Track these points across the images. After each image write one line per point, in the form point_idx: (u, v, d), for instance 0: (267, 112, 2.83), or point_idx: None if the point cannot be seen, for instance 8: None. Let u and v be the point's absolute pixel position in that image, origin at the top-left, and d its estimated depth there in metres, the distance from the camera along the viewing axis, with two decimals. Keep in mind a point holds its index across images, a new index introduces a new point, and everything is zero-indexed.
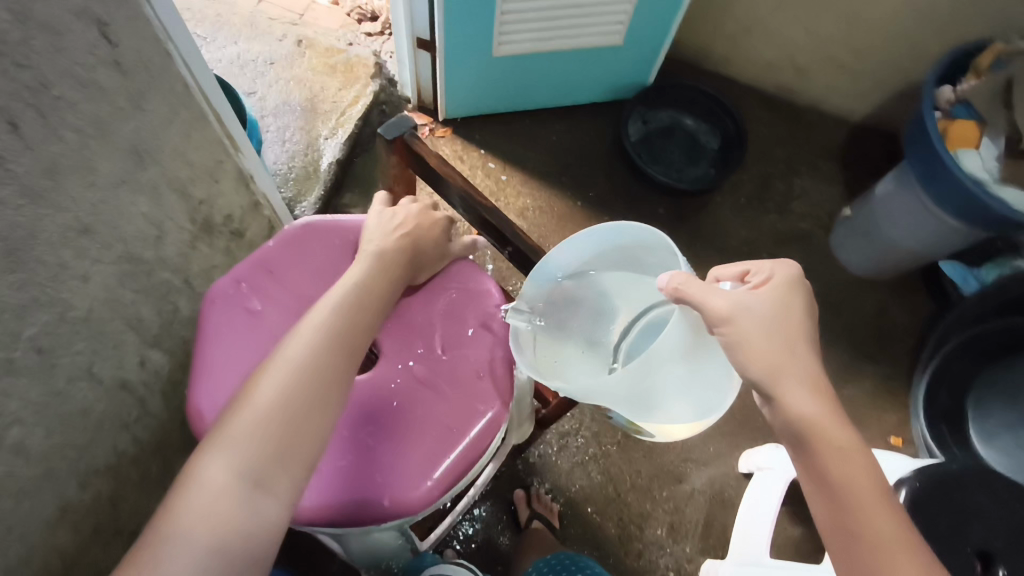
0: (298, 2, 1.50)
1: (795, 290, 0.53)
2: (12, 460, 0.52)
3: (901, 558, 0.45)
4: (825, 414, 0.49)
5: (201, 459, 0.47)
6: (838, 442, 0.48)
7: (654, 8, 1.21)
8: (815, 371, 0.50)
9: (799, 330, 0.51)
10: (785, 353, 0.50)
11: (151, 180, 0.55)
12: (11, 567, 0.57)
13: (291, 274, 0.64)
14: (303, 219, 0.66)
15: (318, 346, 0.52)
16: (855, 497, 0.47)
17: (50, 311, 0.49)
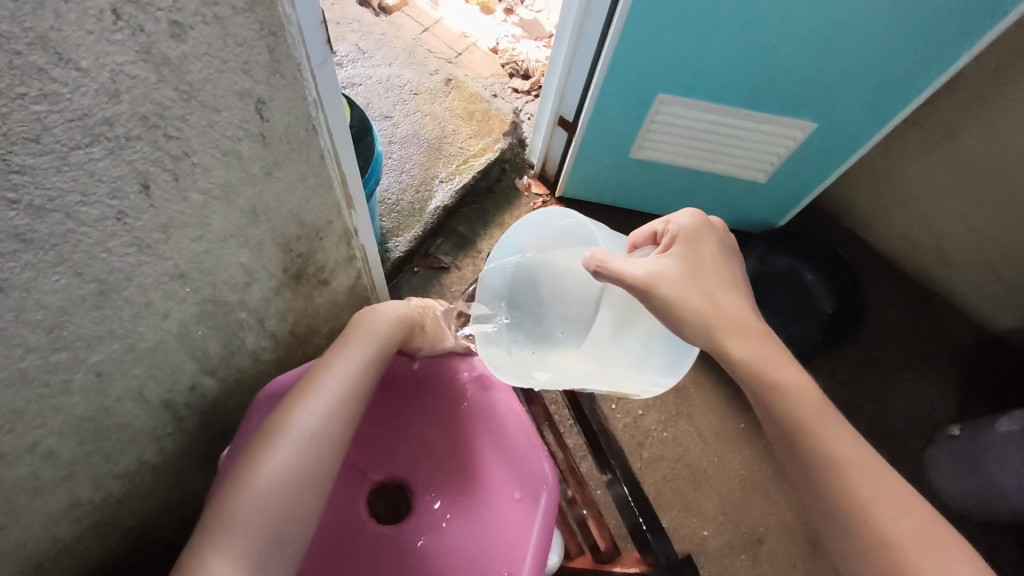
0: (459, 41, 1.54)
1: (700, 234, 0.62)
2: (39, 465, 0.52)
3: (854, 474, 0.51)
4: (760, 349, 0.56)
5: (206, 551, 0.51)
6: (777, 376, 0.55)
7: (806, 161, 1.16)
8: (736, 314, 0.58)
9: (713, 281, 0.59)
10: (712, 310, 0.57)
11: (259, 235, 0.56)
12: (6, 553, 0.57)
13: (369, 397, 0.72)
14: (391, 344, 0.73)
15: (322, 420, 0.57)
16: (802, 421, 0.53)
17: (121, 342, 0.50)
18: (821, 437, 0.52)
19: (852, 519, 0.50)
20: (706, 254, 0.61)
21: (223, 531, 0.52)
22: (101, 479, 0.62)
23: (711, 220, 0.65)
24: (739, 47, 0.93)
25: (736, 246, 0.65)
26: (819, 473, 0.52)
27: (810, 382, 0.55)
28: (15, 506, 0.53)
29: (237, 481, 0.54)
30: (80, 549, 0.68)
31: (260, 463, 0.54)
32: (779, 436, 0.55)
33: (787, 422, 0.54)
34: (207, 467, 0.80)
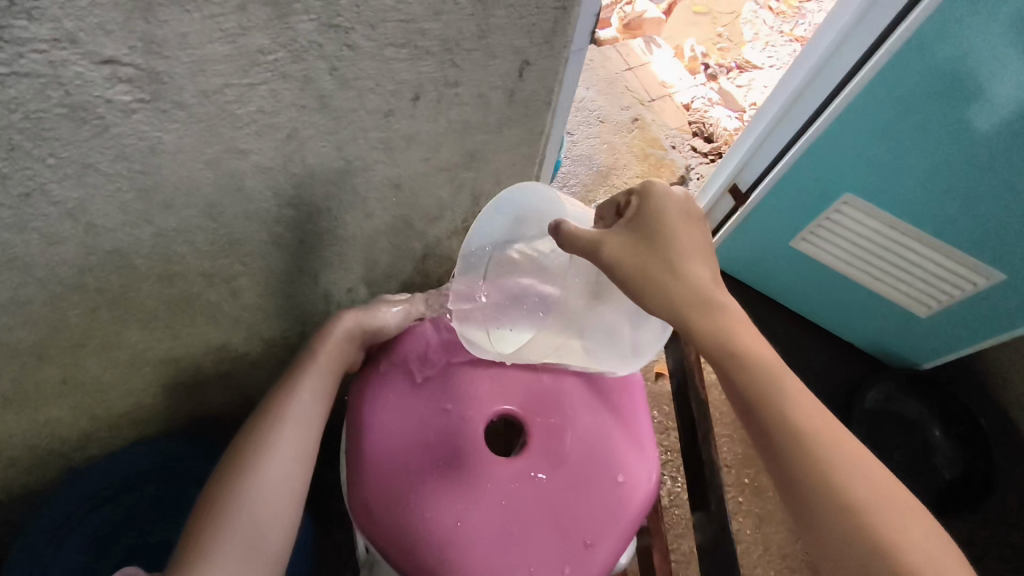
0: (657, 88, 1.60)
1: (661, 196, 0.52)
2: (227, 297, 0.60)
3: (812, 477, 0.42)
4: (727, 320, 0.47)
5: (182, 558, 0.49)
6: (751, 355, 0.46)
7: (979, 315, 1.08)
8: (703, 283, 0.48)
9: (672, 247, 0.49)
10: (670, 278, 0.48)
11: (463, 178, 0.62)
12: (166, 360, 0.66)
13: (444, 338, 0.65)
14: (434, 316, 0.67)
15: (303, 405, 0.59)
16: (766, 420, 0.45)
17: (329, 223, 0.57)
18: (803, 434, 0.43)
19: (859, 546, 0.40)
20: (665, 219, 0.51)
21: (215, 535, 0.50)
22: (253, 335, 0.70)
23: (672, 188, 0.53)
24: (948, 172, 0.92)
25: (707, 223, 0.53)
26: (812, 483, 0.42)
27: (775, 358, 0.47)
28: (194, 324, 0.62)
29: (218, 488, 0.53)
30: (208, 389, 0.77)
31: (237, 466, 0.54)
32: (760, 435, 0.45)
33: (773, 420, 0.44)
34: None
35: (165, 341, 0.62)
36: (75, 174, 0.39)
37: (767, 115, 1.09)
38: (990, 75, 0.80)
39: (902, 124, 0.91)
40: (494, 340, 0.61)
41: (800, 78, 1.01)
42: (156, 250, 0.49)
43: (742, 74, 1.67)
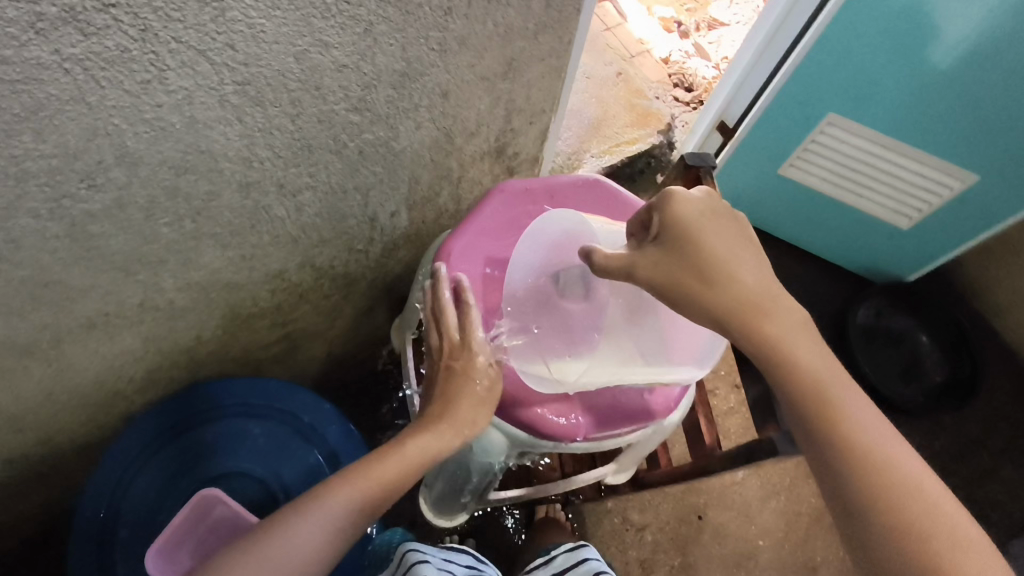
0: (636, 46, 1.66)
1: (683, 209, 0.54)
2: (290, 212, 0.64)
3: (835, 448, 0.45)
4: (776, 322, 0.50)
5: None
6: (793, 345, 0.48)
7: (957, 219, 1.17)
8: (745, 284, 0.51)
9: (703, 257, 0.52)
10: (704, 288, 0.51)
11: (501, 91, 0.67)
12: (231, 284, 0.70)
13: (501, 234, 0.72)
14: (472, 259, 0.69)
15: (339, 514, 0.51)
16: (807, 392, 0.47)
17: (386, 131, 0.61)
18: (845, 415, 0.46)
19: (893, 524, 0.42)
20: (688, 227, 0.54)
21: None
22: (305, 262, 0.75)
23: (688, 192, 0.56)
24: (924, 87, 0.99)
25: (733, 219, 0.56)
26: (848, 466, 0.44)
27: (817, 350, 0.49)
28: (258, 243, 0.66)
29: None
30: (260, 325, 0.81)
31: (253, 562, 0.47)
32: (797, 416, 0.47)
33: (812, 406, 0.46)
34: (359, 304, 0.93)
35: (233, 262, 0.66)
36: (188, 62, 0.43)
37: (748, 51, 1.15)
38: (950, 12, 0.89)
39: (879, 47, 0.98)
40: (552, 369, 0.64)
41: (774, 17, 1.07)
42: (239, 153, 0.53)
43: (712, 32, 1.75)
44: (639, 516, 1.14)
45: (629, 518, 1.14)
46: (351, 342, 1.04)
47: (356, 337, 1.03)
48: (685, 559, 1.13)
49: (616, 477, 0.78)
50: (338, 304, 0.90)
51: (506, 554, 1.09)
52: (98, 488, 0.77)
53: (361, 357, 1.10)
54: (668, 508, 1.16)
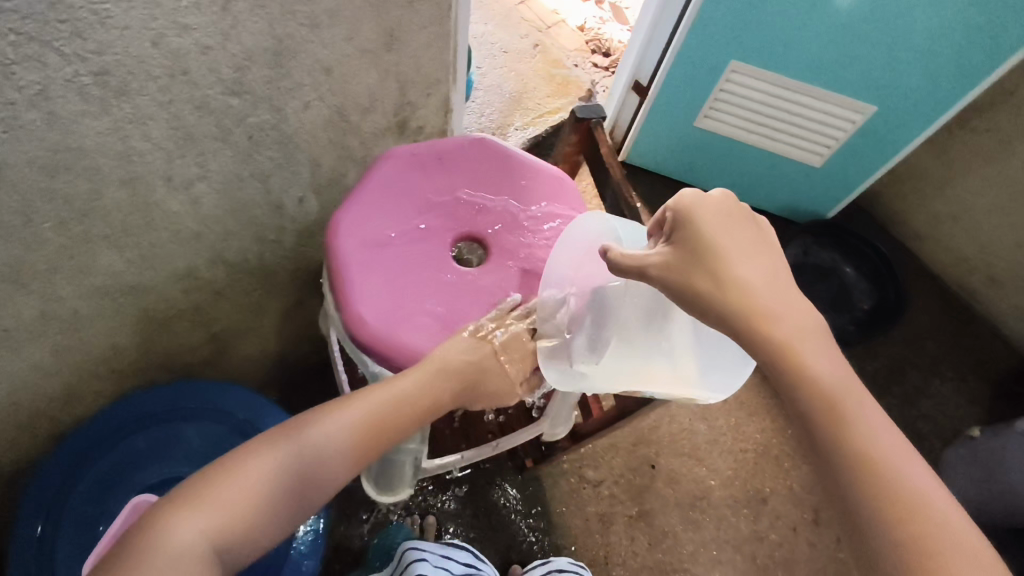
0: (550, 16, 1.66)
1: (701, 211, 0.49)
2: (187, 205, 0.63)
3: (852, 478, 0.39)
4: (786, 329, 0.44)
5: (178, 512, 0.44)
6: (805, 353, 0.43)
7: (864, 150, 1.22)
8: (751, 284, 0.46)
9: (712, 256, 0.47)
10: (714, 287, 0.46)
11: (388, 63, 0.67)
12: (139, 285, 0.69)
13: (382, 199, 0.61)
14: (359, 239, 0.58)
15: (319, 441, 0.50)
16: (823, 406, 0.41)
17: (272, 114, 0.61)
18: (857, 426, 0.41)
19: (903, 538, 0.37)
20: (702, 226, 0.49)
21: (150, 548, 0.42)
22: (216, 257, 0.74)
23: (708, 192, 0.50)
24: (814, 23, 1.03)
25: (757, 224, 0.51)
26: (856, 478, 0.39)
27: (835, 368, 0.43)
28: (160, 240, 0.65)
29: (197, 489, 0.46)
30: (182, 327, 0.81)
31: (232, 474, 0.47)
32: (805, 423, 0.42)
33: (822, 418, 0.41)
34: (286, 298, 0.93)
35: (136, 262, 0.65)
36: (34, 56, 0.42)
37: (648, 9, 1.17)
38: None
39: None
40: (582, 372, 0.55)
41: None
42: (116, 147, 0.52)
43: None
44: (594, 473, 1.18)
45: (585, 475, 1.18)
46: (286, 339, 1.04)
47: (291, 333, 1.03)
48: (643, 507, 1.17)
49: (552, 436, 0.82)
50: (263, 297, 0.89)
51: (468, 528, 1.11)
52: (30, 509, 0.76)
53: (301, 353, 1.10)
54: (621, 461, 1.20)
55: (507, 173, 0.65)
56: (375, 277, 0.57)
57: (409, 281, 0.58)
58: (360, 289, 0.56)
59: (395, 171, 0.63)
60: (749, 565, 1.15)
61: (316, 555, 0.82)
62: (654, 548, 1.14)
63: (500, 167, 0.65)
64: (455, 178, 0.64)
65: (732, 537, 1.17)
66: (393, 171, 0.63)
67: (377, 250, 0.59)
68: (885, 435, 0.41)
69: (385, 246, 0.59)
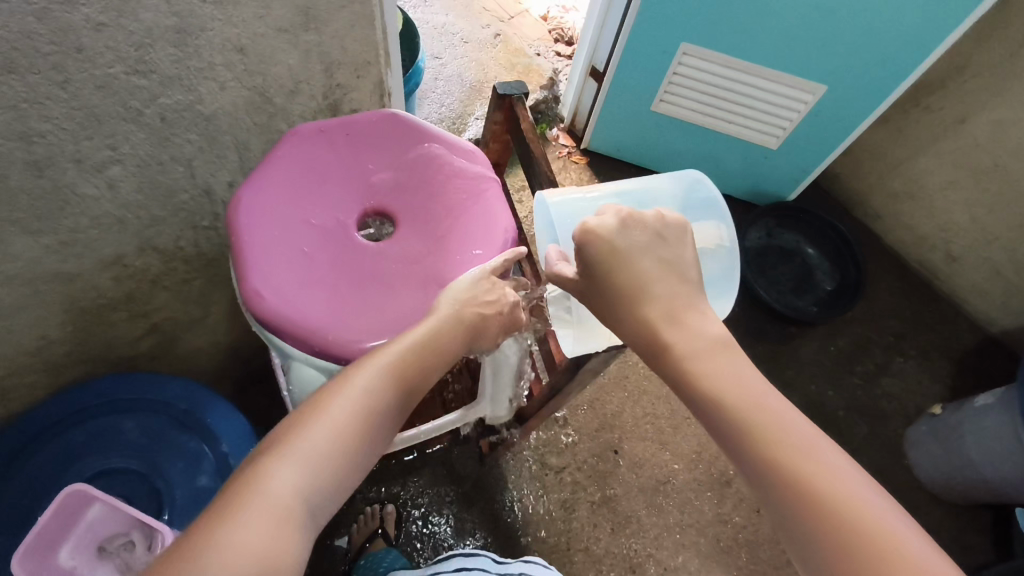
0: (512, 6, 1.66)
1: (589, 246, 0.47)
2: (103, 189, 0.63)
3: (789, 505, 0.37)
4: (687, 356, 0.43)
5: (267, 466, 0.39)
6: (697, 368, 0.43)
7: (819, 130, 1.22)
8: (655, 320, 0.45)
9: (611, 288, 0.47)
10: (623, 319, 0.47)
11: (308, 43, 0.67)
12: (63, 273, 0.68)
13: (282, 184, 0.60)
14: (261, 225, 0.57)
15: (382, 388, 0.47)
16: (742, 431, 0.40)
17: (185, 95, 0.61)
18: (764, 431, 0.39)
19: (828, 544, 0.35)
20: (598, 260, 0.47)
21: (252, 495, 0.37)
22: (146, 244, 0.74)
23: (595, 220, 0.48)
24: (759, 3, 1.02)
25: (658, 224, 0.49)
26: (773, 486, 0.37)
27: (744, 388, 0.41)
28: (80, 225, 0.64)
29: (280, 439, 0.41)
30: (120, 317, 0.81)
31: (315, 417, 0.43)
32: (724, 440, 0.41)
33: (732, 431, 0.40)
34: (232, 288, 0.92)
35: (56, 249, 0.65)
36: None
37: None
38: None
39: None
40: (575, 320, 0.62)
41: None
42: (12, 128, 0.51)
43: None
44: (556, 459, 1.18)
45: (547, 461, 1.17)
46: (239, 331, 1.03)
47: (243, 324, 1.03)
48: (606, 493, 1.16)
49: (494, 418, 0.84)
50: (207, 287, 0.89)
51: (428, 517, 1.11)
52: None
53: (256, 345, 1.10)
54: (584, 447, 1.20)
55: (410, 146, 0.65)
56: (275, 254, 0.57)
57: (314, 263, 0.58)
58: (258, 265, 0.55)
59: (294, 155, 0.61)
60: (713, 548, 1.15)
61: None
62: (617, 533, 1.13)
63: (405, 142, 0.65)
64: (361, 154, 0.63)
65: (696, 521, 1.16)
66: (292, 154, 0.61)
67: (278, 232, 0.57)
68: (810, 445, 0.38)
69: (287, 224, 0.58)
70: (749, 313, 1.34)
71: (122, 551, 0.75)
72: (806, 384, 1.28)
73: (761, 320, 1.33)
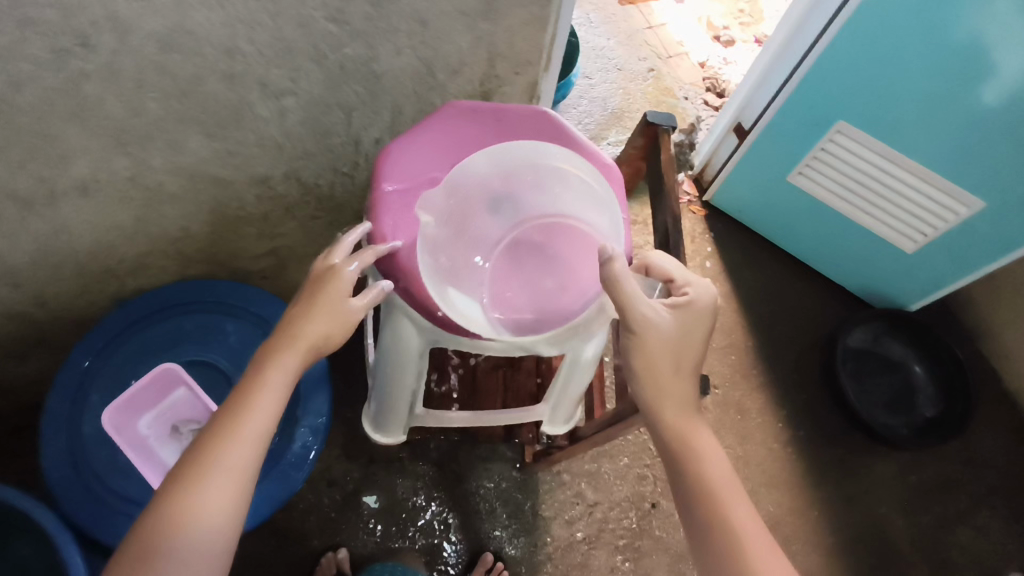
0: (675, 47, 1.66)
1: (696, 315, 0.61)
2: (273, 114, 0.70)
3: (716, 527, 0.55)
4: (677, 413, 0.61)
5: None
6: (679, 423, 0.61)
7: (963, 247, 1.14)
8: (669, 387, 0.61)
9: (665, 347, 0.60)
10: (664, 370, 0.61)
11: (483, 30, 0.72)
12: (217, 179, 0.77)
13: (439, 151, 0.66)
14: (408, 182, 0.64)
15: (247, 438, 0.53)
16: (697, 474, 0.58)
17: (365, 51, 0.67)
18: (692, 461, 0.59)
19: (723, 546, 0.54)
20: (687, 325, 0.61)
21: (162, 555, 0.47)
22: (291, 173, 0.81)
23: (694, 294, 0.62)
24: (934, 100, 0.98)
25: (710, 311, 0.62)
26: (701, 509, 0.56)
27: (705, 443, 0.60)
28: (244, 141, 0.72)
29: (160, 513, 0.49)
30: (248, 232, 0.89)
31: (157, 525, 0.49)
32: (679, 478, 0.59)
33: (685, 466, 0.59)
34: (346, 235, 0.99)
35: (219, 156, 0.73)
36: None
37: (766, 52, 1.16)
38: (1009, 49, 0.87)
39: (892, 54, 0.97)
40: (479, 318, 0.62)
41: (793, 19, 1.08)
42: (221, 41, 0.59)
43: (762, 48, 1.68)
44: (592, 493, 1.15)
45: (582, 492, 1.15)
46: None
47: None
48: (632, 542, 1.13)
49: (551, 430, 0.82)
50: (326, 228, 0.96)
51: (454, 504, 1.13)
52: (84, 345, 0.85)
53: None
54: (623, 488, 1.17)
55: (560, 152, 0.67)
56: (412, 214, 0.63)
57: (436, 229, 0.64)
58: (391, 217, 0.63)
59: (458, 126, 0.67)
60: None
61: (304, 470, 0.87)
62: None
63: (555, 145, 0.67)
64: (508, 140, 0.67)
65: None
66: (455, 126, 0.66)
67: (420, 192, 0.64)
68: (734, 490, 0.57)
69: (427, 188, 0.64)
70: (831, 411, 1.27)
71: (189, 436, 0.80)
72: (870, 503, 1.20)
73: (841, 422, 1.26)
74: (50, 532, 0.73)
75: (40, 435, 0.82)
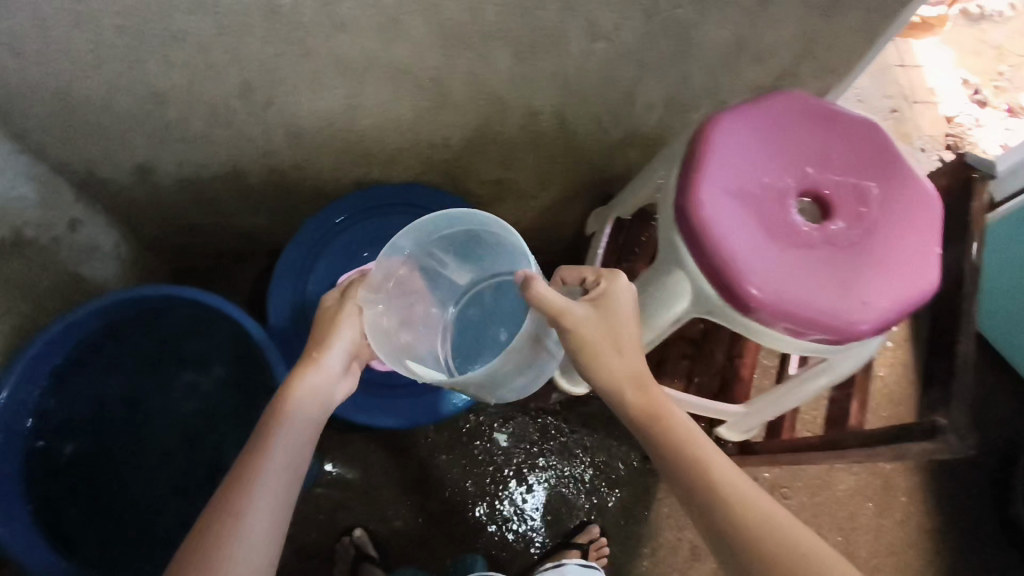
0: (924, 93, 1.54)
1: (616, 294, 0.63)
2: (580, 53, 0.72)
3: (736, 518, 0.53)
4: (644, 396, 0.61)
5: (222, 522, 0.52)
6: (653, 405, 0.60)
7: None
8: (623, 374, 0.61)
9: (603, 327, 0.61)
10: (614, 353, 0.61)
11: (811, 23, 0.69)
12: (497, 99, 0.80)
13: (770, 120, 0.62)
14: (734, 135, 0.61)
15: (303, 417, 0.63)
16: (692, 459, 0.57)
17: (695, 14, 0.67)
18: (681, 448, 0.57)
19: (752, 538, 0.51)
20: (615, 302, 0.62)
21: (250, 500, 0.54)
22: (558, 114, 0.84)
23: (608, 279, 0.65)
24: None
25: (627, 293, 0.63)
26: (711, 500, 0.54)
27: (685, 424, 0.59)
28: (540, 71, 0.75)
29: (238, 473, 0.56)
30: (490, 155, 0.94)
31: (239, 482, 0.55)
32: (675, 470, 0.57)
33: (678, 455, 0.57)
34: (568, 186, 1.02)
35: (512, 79, 0.76)
36: None
37: None
38: None
39: None
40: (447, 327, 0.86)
41: None
42: None
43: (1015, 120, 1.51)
44: None
45: None
46: (538, 222, 1.13)
47: (546, 219, 1.12)
48: None
49: (728, 433, 0.85)
50: (556, 174, 0.99)
51: (576, 469, 1.17)
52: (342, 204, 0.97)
53: (538, 243, 1.20)
54: None
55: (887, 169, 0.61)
56: (726, 164, 0.59)
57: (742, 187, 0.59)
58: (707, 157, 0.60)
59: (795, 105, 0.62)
60: None
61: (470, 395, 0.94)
62: None
63: (884, 162, 0.61)
64: (840, 137, 0.62)
65: None
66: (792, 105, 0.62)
67: (742, 148, 0.60)
68: (734, 470, 0.56)
69: (749, 149, 0.60)
70: (982, 517, 1.18)
71: None
72: None
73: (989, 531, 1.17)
74: (266, 353, 0.84)
75: (284, 267, 0.96)
